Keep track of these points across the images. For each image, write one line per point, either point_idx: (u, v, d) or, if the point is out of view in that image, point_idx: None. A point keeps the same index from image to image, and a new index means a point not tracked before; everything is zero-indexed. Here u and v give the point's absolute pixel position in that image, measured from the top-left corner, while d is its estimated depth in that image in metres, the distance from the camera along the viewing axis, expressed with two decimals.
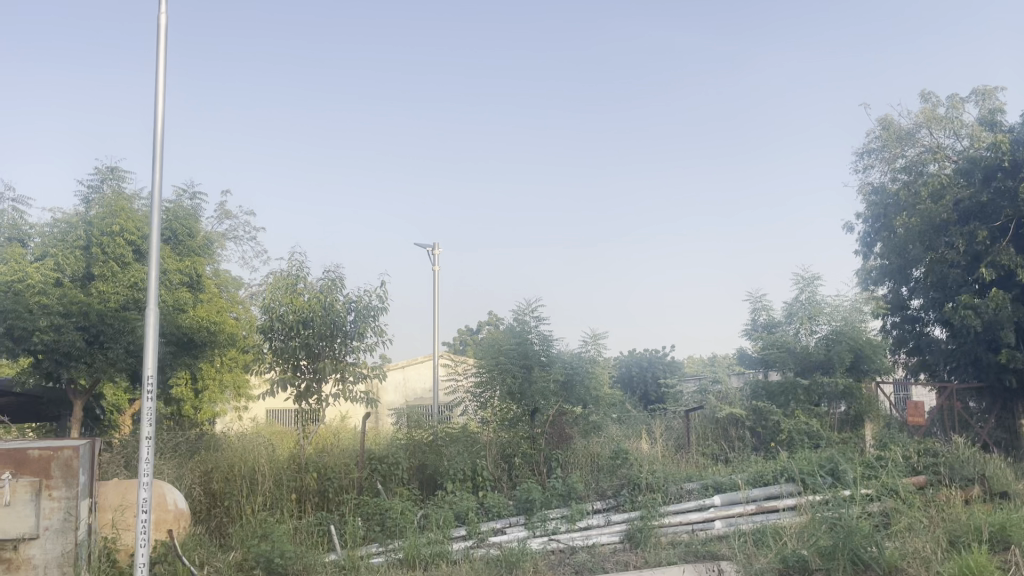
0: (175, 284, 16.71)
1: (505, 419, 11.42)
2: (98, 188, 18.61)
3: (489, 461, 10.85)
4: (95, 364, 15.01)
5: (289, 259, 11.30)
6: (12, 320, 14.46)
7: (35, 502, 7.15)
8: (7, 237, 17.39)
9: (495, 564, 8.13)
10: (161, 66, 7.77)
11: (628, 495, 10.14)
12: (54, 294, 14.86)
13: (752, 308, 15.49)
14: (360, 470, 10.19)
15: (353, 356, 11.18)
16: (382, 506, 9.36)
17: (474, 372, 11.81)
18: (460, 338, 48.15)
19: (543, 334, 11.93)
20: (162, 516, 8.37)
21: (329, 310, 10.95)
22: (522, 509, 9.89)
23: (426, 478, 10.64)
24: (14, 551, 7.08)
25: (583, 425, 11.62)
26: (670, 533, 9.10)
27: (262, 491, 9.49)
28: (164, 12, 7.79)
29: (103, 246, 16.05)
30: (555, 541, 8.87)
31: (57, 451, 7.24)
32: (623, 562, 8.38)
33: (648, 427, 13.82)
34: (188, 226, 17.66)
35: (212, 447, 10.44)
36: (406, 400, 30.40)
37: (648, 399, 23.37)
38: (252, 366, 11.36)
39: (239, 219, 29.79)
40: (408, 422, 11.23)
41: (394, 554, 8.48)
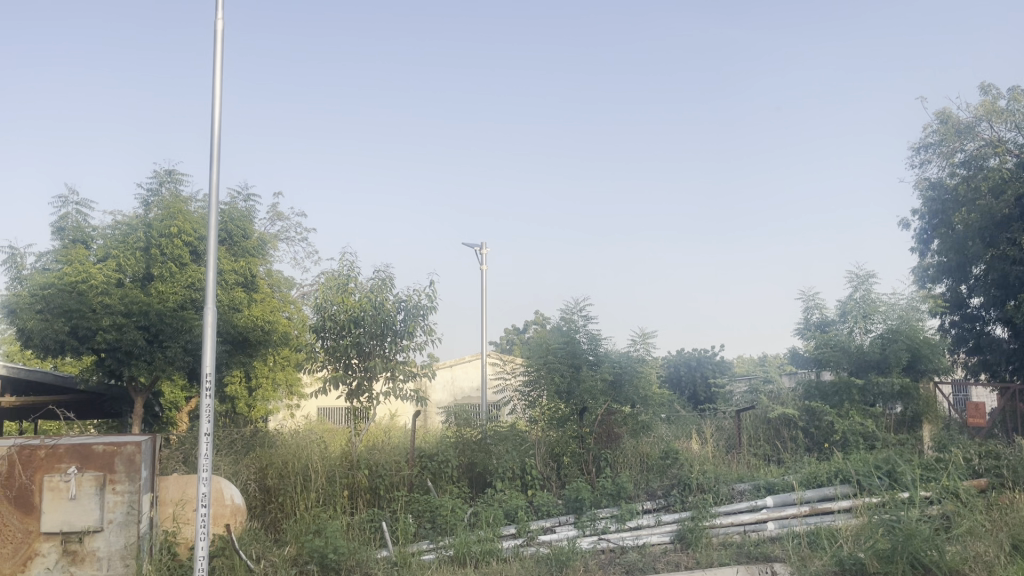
0: (231, 284, 17.07)
1: (553, 418, 11.40)
2: (157, 190, 19.10)
3: (537, 460, 10.90)
4: (154, 363, 15.25)
5: (340, 259, 11.49)
6: (77, 320, 15.06)
7: (99, 496, 7.37)
8: (71, 239, 17.91)
9: (545, 562, 8.15)
10: (217, 71, 7.94)
11: (678, 496, 10.09)
12: (116, 293, 15.33)
13: (805, 306, 15.24)
14: (410, 467, 10.29)
15: (402, 355, 11.31)
16: (433, 503, 9.46)
17: (522, 370, 11.78)
18: (508, 337, 48.44)
19: (591, 333, 11.86)
20: (220, 511, 8.56)
21: (379, 309, 11.09)
22: (571, 508, 9.88)
23: (476, 476, 10.70)
24: (79, 543, 7.32)
25: (631, 425, 11.52)
26: (722, 534, 9.03)
27: (315, 488, 9.67)
28: (220, 18, 7.96)
29: (161, 246, 16.48)
30: (604, 541, 8.86)
31: (121, 446, 7.45)
32: (674, 563, 8.32)
33: (698, 428, 13.65)
34: (242, 228, 18.05)
35: (267, 444, 10.61)
36: (454, 399, 30.66)
37: (697, 399, 23.17)
38: (305, 364, 11.53)
39: (290, 220, 30.38)
40: (457, 420, 11.24)
41: (445, 551, 8.55)
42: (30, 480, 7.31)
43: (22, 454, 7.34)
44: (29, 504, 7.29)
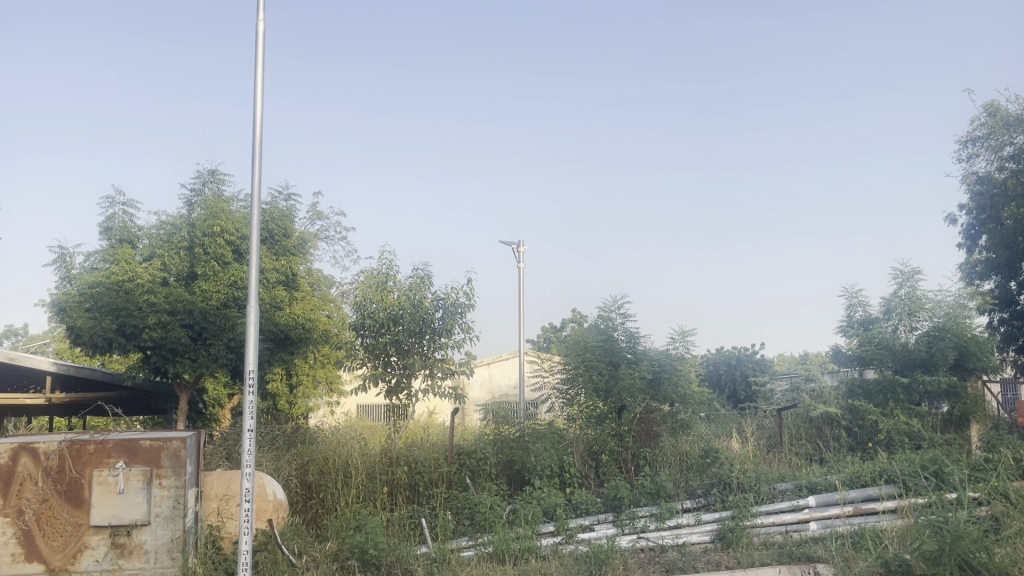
0: (272, 282, 17.32)
1: (591, 416, 11.28)
2: (200, 190, 19.42)
3: (576, 458, 10.90)
4: (198, 360, 15.50)
5: (379, 257, 11.57)
6: (124, 318, 15.37)
7: (147, 490, 7.52)
8: (118, 239, 18.29)
9: (584, 560, 8.13)
10: (258, 72, 8.05)
11: (718, 495, 10.03)
12: (161, 293, 15.61)
13: (847, 303, 14.99)
14: (449, 464, 10.34)
15: (441, 352, 11.37)
16: (472, 501, 9.50)
17: (560, 368, 11.72)
18: (545, 334, 48.45)
19: (629, 331, 11.78)
20: (262, 506, 8.59)
21: (418, 307, 11.16)
22: (610, 506, 9.83)
23: (514, 473, 10.71)
24: (127, 536, 7.47)
25: (671, 423, 11.42)
26: (763, 534, 8.93)
27: (355, 484, 9.77)
28: (260, 20, 8.07)
29: (204, 245, 16.75)
30: (643, 539, 8.81)
31: (167, 441, 7.61)
32: (714, 562, 8.26)
33: (738, 427, 13.50)
34: (283, 227, 18.25)
35: (308, 441, 10.73)
36: (491, 397, 30.75)
37: (737, 398, 22.93)
38: (344, 362, 11.63)
39: (329, 220, 30.70)
40: (495, 417, 11.25)
41: (484, 548, 8.57)
42: (80, 474, 7.49)
43: (72, 449, 7.52)
44: (79, 498, 7.46)
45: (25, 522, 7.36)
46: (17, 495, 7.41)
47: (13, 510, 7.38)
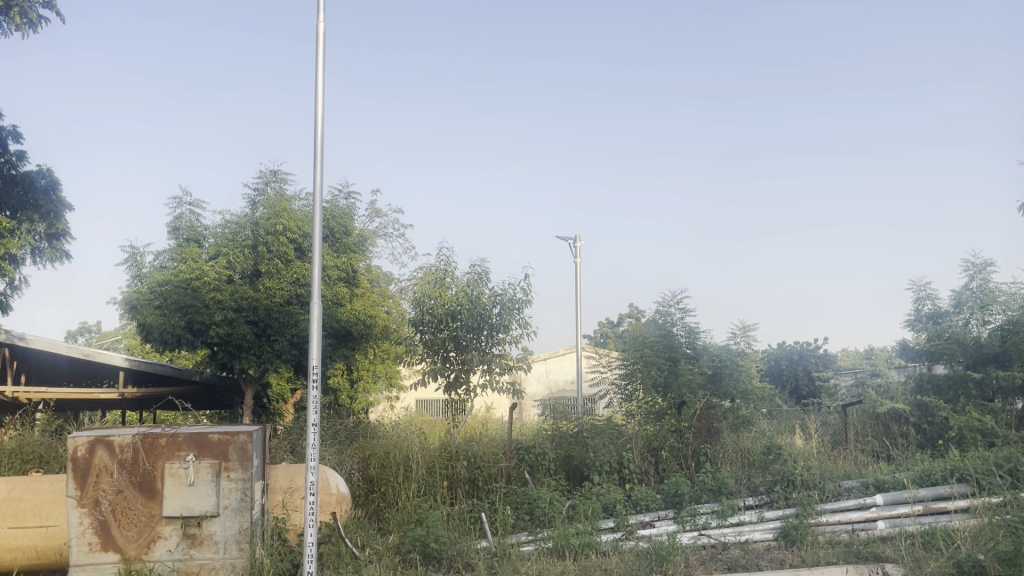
0: (334, 279, 17.59)
1: (651, 412, 11.21)
2: (263, 190, 19.81)
3: (635, 455, 10.82)
4: (263, 356, 15.90)
5: (437, 254, 11.66)
6: (192, 315, 15.76)
7: (216, 482, 7.73)
8: (185, 239, 18.80)
9: (645, 557, 8.09)
10: (319, 73, 8.18)
11: (781, 492, 9.89)
12: (226, 290, 16.05)
13: (915, 296, 14.55)
14: (508, 459, 10.40)
15: (498, 347, 11.41)
16: (531, 495, 9.53)
17: (618, 364, 11.61)
18: (602, 330, 48.29)
19: (689, 326, 11.60)
20: (326, 499, 8.67)
21: (476, 303, 11.22)
22: (670, 503, 9.74)
23: (573, 469, 10.69)
24: (198, 527, 7.69)
25: (731, 419, 11.31)
26: (829, 532, 8.76)
27: (416, 478, 9.89)
28: (322, 21, 8.19)
29: (268, 244, 17.06)
30: (705, 536, 8.73)
31: (234, 435, 7.81)
32: (778, 561, 8.13)
33: (801, 423, 13.22)
34: (343, 225, 18.50)
35: (369, 435, 10.87)
36: (549, 391, 30.80)
37: (800, 393, 22.49)
38: (404, 358, 11.76)
39: (387, 217, 31.08)
40: (554, 413, 11.26)
41: (544, 542, 8.57)
42: (153, 467, 7.73)
43: (145, 442, 7.77)
44: (152, 489, 7.71)
45: (102, 512, 7.62)
46: (94, 486, 7.67)
47: (90, 501, 7.65)
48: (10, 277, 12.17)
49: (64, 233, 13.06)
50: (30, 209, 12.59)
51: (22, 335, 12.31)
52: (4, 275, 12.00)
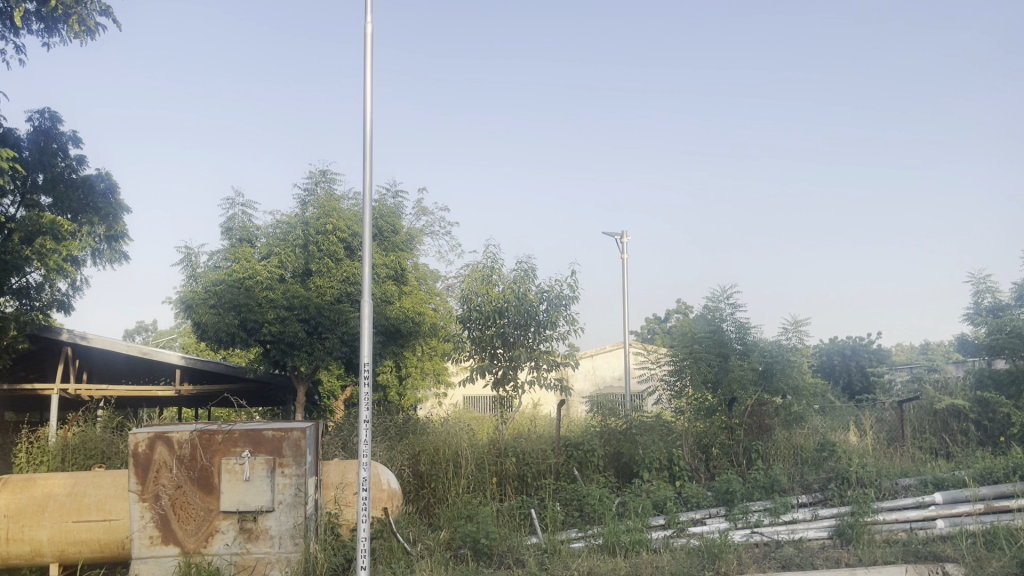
0: (383, 277, 17.77)
1: (701, 409, 11.13)
2: (313, 190, 20.07)
3: (685, 451, 10.73)
4: (314, 353, 16.14)
5: (484, 251, 11.69)
6: (245, 313, 16.10)
7: (271, 478, 7.86)
8: (238, 239, 19.17)
9: (697, 554, 8.02)
10: (368, 74, 8.26)
11: (836, 489, 9.75)
12: (278, 289, 16.37)
13: (974, 289, 14.18)
14: (557, 456, 10.40)
15: (546, 344, 11.41)
16: (580, 492, 9.51)
17: (667, 360, 11.54)
18: (649, 326, 47.98)
19: (739, 321, 11.44)
20: (377, 495, 8.76)
21: (523, 299, 11.23)
22: (721, 500, 9.65)
23: (622, 466, 10.63)
24: (253, 522, 7.84)
25: (784, 416, 11.09)
26: (886, 531, 8.59)
27: (466, 474, 9.93)
28: (369, 22, 8.26)
29: (318, 243, 17.31)
30: (758, 534, 8.62)
31: (288, 431, 7.94)
32: (834, 559, 8.00)
33: (856, 420, 12.86)
34: (391, 223, 18.67)
35: (418, 431, 10.95)
36: (596, 387, 30.73)
37: (853, 389, 22.05)
38: (452, 354, 11.83)
39: (434, 215, 31.27)
40: (602, 409, 11.20)
41: (594, 539, 8.56)
42: (210, 462, 7.90)
43: (202, 438, 7.95)
44: (209, 484, 7.88)
45: (162, 507, 7.82)
46: (154, 481, 7.87)
47: (151, 495, 7.85)
48: (72, 278, 12.52)
49: (122, 235, 13.39)
50: (90, 211, 12.94)
51: (83, 333, 12.67)
52: (66, 275, 12.36)
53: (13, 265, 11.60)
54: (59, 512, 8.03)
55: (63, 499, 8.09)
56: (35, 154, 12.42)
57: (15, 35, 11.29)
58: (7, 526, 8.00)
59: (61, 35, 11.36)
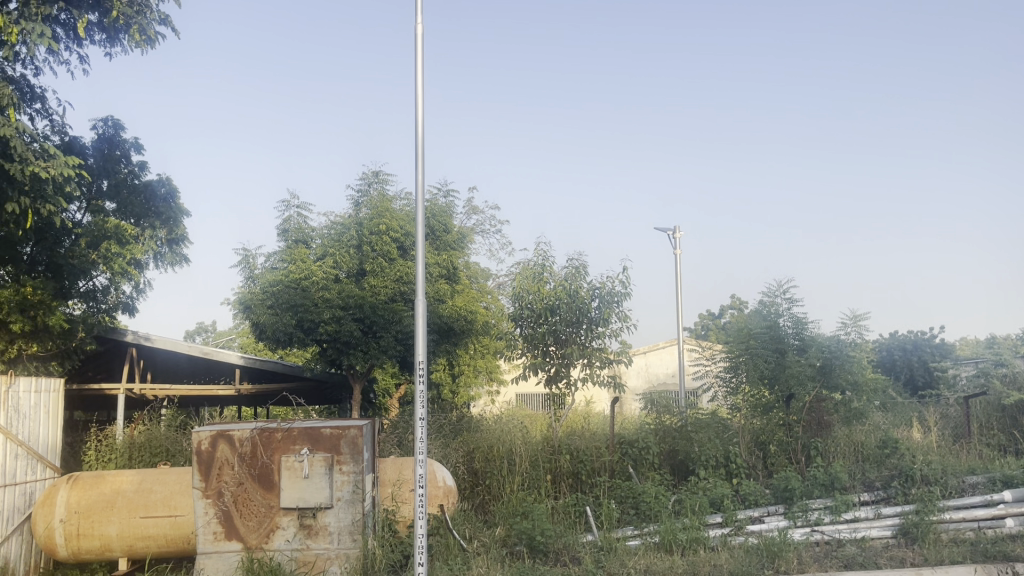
0: (435, 277, 17.92)
1: (758, 405, 10.98)
2: (366, 190, 20.31)
3: (742, 448, 10.57)
4: (369, 352, 16.33)
5: (534, 248, 11.68)
6: (302, 313, 16.38)
7: (329, 475, 7.98)
8: (293, 240, 19.52)
9: (756, 553, 7.91)
10: (418, 74, 8.31)
11: (899, 487, 9.53)
12: (334, 289, 16.56)
13: None
14: (611, 453, 10.32)
15: (598, 341, 11.37)
16: (635, 490, 9.44)
17: (722, 356, 11.40)
18: (703, 322, 47.45)
19: (796, 316, 11.23)
20: (433, 492, 8.81)
21: (575, 297, 11.20)
22: (780, 498, 9.49)
23: (678, 463, 10.52)
24: (313, 518, 7.97)
25: (844, 412, 10.86)
26: (952, 530, 8.38)
27: (519, 472, 9.95)
28: (419, 22, 8.30)
29: (371, 243, 17.51)
30: (818, 532, 8.45)
31: (346, 429, 8.06)
32: (898, 559, 7.82)
33: (918, 415, 12.51)
34: (443, 222, 18.82)
35: (472, 429, 10.99)
36: (649, 384, 30.53)
37: (916, 385, 21.46)
38: (504, 352, 11.86)
39: (484, 214, 31.41)
40: (656, 406, 11.10)
41: (651, 537, 8.50)
42: (270, 460, 8.05)
43: (262, 436, 8.10)
44: (270, 481, 8.03)
45: (225, 503, 7.99)
46: (217, 478, 8.05)
47: (214, 492, 8.02)
48: (136, 280, 12.90)
49: (183, 238, 13.73)
50: (152, 216, 13.33)
51: (147, 335, 13.03)
52: (130, 278, 12.73)
53: (79, 268, 12.05)
54: (127, 508, 8.28)
55: (131, 495, 8.33)
56: (100, 162, 12.72)
57: (78, 46, 11.66)
58: (78, 521, 8.27)
59: (122, 45, 11.70)
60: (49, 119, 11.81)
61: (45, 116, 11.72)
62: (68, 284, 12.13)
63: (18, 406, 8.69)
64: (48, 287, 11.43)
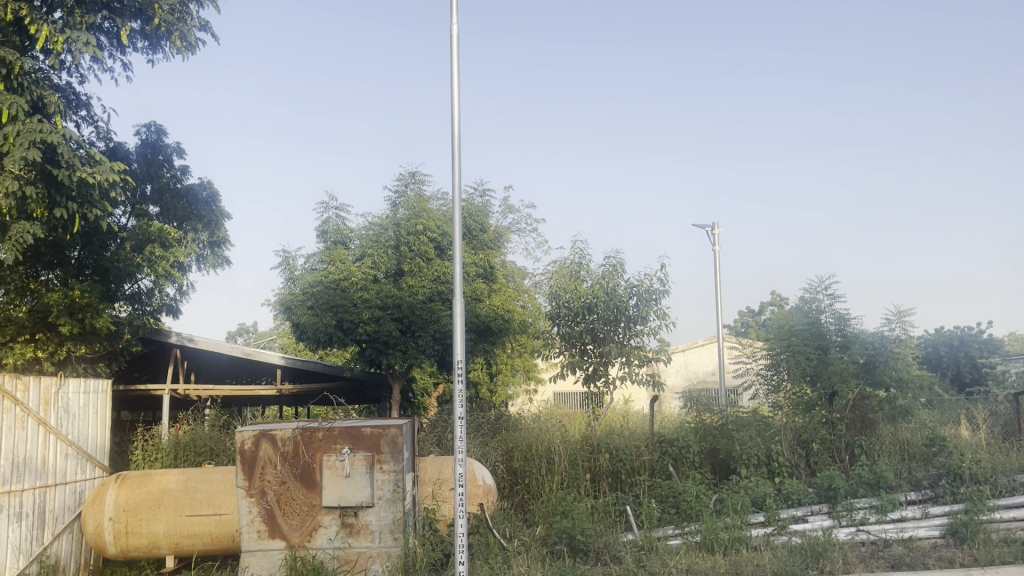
0: (472, 276, 17.98)
1: (800, 403, 10.81)
2: (403, 191, 20.44)
3: (784, 447, 10.43)
4: (408, 351, 16.45)
5: (571, 247, 11.66)
6: (342, 313, 16.53)
7: (370, 474, 8.04)
8: (332, 241, 19.71)
9: (800, 553, 7.80)
10: (455, 74, 8.32)
11: (948, 487, 9.35)
12: (373, 289, 16.72)
13: None
14: (651, 452, 10.25)
15: (636, 339, 11.31)
16: (676, 489, 9.40)
17: (763, 354, 11.27)
18: (743, 319, 46.98)
19: (839, 313, 11.05)
20: (473, 491, 8.85)
21: (612, 295, 11.14)
22: (825, 497, 9.35)
23: (719, 462, 10.42)
24: (354, 517, 8.04)
25: (889, 410, 10.67)
26: (1002, 530, 8.20)
27: (559, 470, 9.93)
28: (455, 23, 8.30)
29: (409, 244, 17.69)
30: (864, 532, 8.30)
31: (386, 428, 8.12)
32: (947, 559, 7.68)
33: (967, 413, 12.22)
34: (479, 221, 18.88)
35: (511, 427, 11.00)
36: (689, 383, 30.37)
37: (963, 381, 21.01)
38: (541, 351, 11.85)
39: (520, 213, 31.44)
40: (696, 404, 10.99)
41: (692, 537, 8.42)
42: (312, 459, 8.13)
43: (304, 436, 8.17)
44: (311, 480, 8.11)
45: (268, 502, 8.10)
46: (260, 477, 8.16)
47: (257, 491, 8.13)
48: (180, 283, 13.12)
49: (224, 241, 13.92)
50: (194, 220, 13.55)
51: (191, 336, 13.23)
52: (174, 281, 12.95)
53: (125, 271, 12.30)
54: (173, 506, 8.42)
55: (177, 494, 8.48)
56: (143, 166, 12.99)
57: (121, 53, 11.89)
58: (126, 519, 8.43)
59: (164, 51, 11.90)
60: (95, 125, 12.08)
61: (90, 123, 11.98)
62: (114, 287, 12.38)
63: (67, 407, 8.89)
64: (96, 290, 11.69)
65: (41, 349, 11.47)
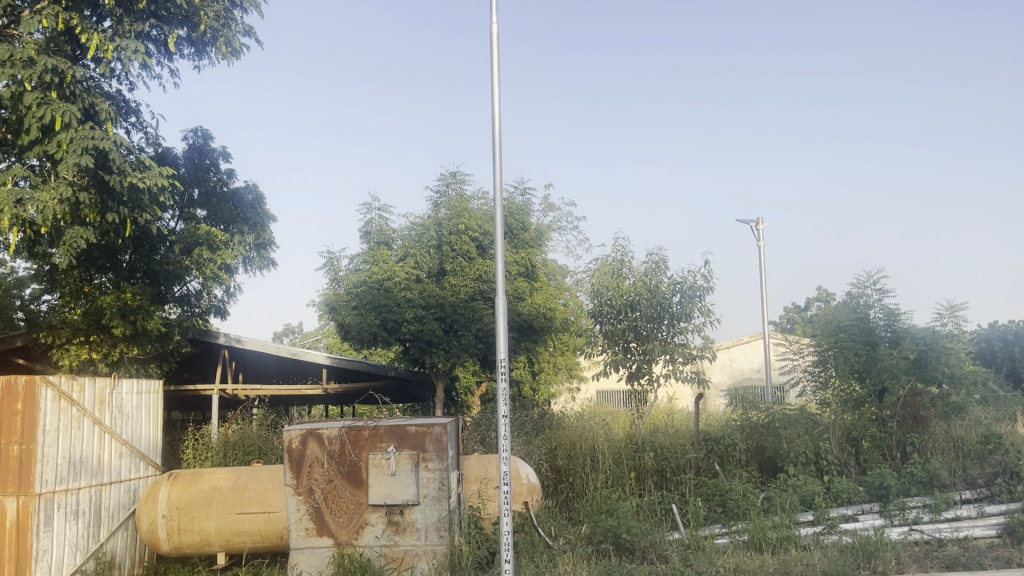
0: (513, 275, 18.02)
1: (849, 401, 10.56)
2: (444, 191, 20.53)
3: (833, 445, 10.26)
4: (451, 350, 16.50)
5: (613, 243, 11.59)
6: (386, 313, 16.59)
7: (415, 472, 8.09)
8: (375, 242, 19.89)
9: (850, 552, 7.67)
10: (495, 73, 8.32)
11: (1003, 485, 9.50)
12: (416, 288, 16.80)
13: None
14: (696, 451, 10.16)
15: (681, 337, 11.20)
16: (723, 487, 9.34)
17: (810, 350, 11.07)
18: (788, 315, 46.31)
19: (888, 308, 10.82)
20: (517, 488, 8.85)
21: (655, 292, 11.05)
22: (875, 496, 9.19)
23: (766, 460, 10.28)
24: (400, 515, 8.10)
25: (942, 406, 10.45)
26: None
27: (603, 469, 9.88)
28: (495, 21, 8.29)
29: (451, 244, 17.83)
30: (917, 532, 8.11)
31: (430, 427, 8.17)
32: (1004, 559, 7.49)
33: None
34: (520, 219, 18.91)
35: (555, 426, 10.97)
36: (734, 380, 30.04)
37: (1017, 377, 20.46)
38: (583, 349, 11.82)
39: (561, 211, 31.41)
40: (742, 402, 10.86)
41: (739, 536, 8.33)
42: (358, 458, 8.22)
43: (350, 435, 8.26)
44: (358, 479, 8.20)
45: (316, 500, 8.19)
46: (307, 475, 8.25)
47: (305, 489, 8.22)
48: (227, 285, 13.34)
49: (269, 242, 14.13)
50: (240, 222, 13.76)
51: (238, 337, 13.44)
52: (221, 283, 13.19)
53: (174, 274, 12.58)
54: (224, 504, 8.58)
55: (228, 492, 8.64)
56: (191, 170, 13.28)
57: (169, 60, 12.14)
58: (179, 517, 8.61)
59: (210, 57, 12.12)
60: (144, 131, 12.35)
61: (140, 129, 12.25)
62: (164, 289, 12.66)
63: (121, 407, 9.10)
64: (147, 293, 11.97)
65: (95, 350, 11.73)
